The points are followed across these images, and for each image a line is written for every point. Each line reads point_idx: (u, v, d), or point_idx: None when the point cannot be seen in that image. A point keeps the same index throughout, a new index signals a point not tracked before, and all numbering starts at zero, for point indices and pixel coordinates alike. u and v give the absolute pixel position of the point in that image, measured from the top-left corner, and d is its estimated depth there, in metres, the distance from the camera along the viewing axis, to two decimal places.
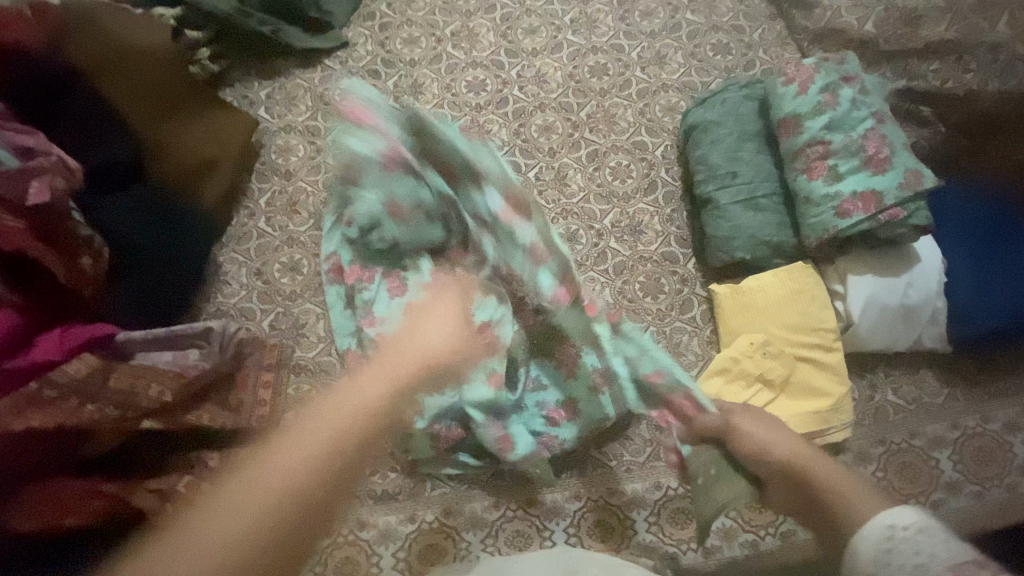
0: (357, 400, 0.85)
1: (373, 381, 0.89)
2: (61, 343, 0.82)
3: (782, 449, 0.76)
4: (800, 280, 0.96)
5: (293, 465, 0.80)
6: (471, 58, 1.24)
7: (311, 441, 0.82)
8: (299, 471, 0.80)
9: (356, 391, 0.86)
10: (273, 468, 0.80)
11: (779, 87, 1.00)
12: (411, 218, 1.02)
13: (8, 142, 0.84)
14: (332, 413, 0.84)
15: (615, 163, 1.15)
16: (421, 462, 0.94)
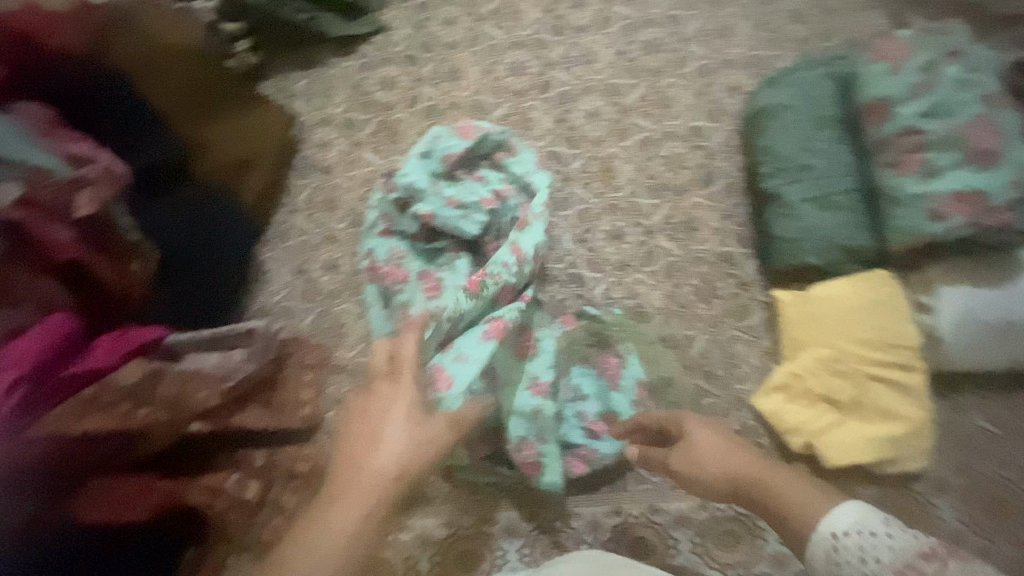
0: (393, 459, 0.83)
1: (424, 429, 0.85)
2: (115, 348, 0.85)
3: (718, 465, 0.74)
4: (876, 290, 0.86)
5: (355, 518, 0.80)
6: (513, 37, 1.15)
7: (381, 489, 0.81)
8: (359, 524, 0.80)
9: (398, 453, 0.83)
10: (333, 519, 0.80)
11: (866, 66, 0.87)
12: (451, 216, 0.98)
13: (56, 147, 0.86)
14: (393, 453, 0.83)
15: (668, 151, 1.05)
16: (460, 467, 0.92)
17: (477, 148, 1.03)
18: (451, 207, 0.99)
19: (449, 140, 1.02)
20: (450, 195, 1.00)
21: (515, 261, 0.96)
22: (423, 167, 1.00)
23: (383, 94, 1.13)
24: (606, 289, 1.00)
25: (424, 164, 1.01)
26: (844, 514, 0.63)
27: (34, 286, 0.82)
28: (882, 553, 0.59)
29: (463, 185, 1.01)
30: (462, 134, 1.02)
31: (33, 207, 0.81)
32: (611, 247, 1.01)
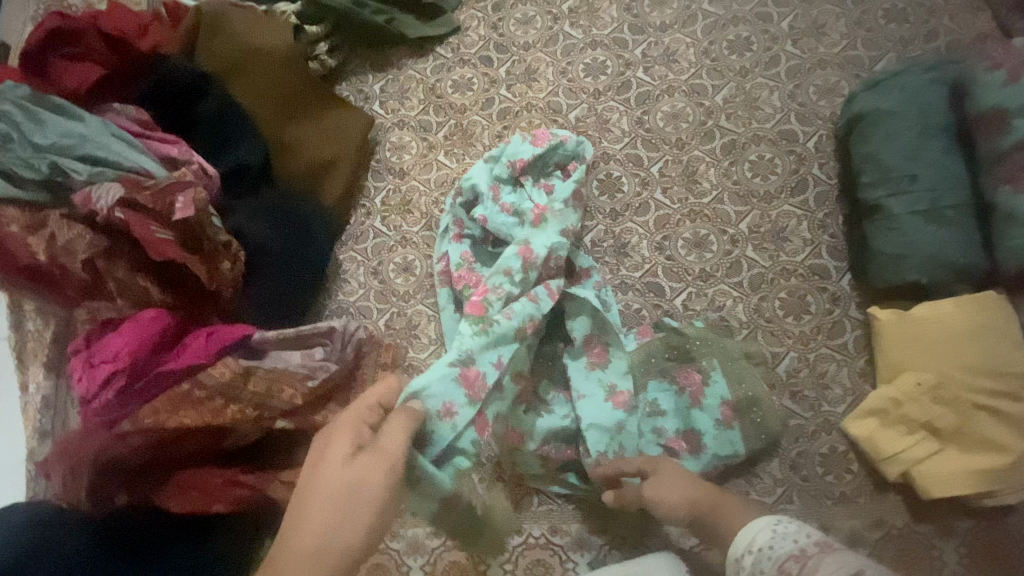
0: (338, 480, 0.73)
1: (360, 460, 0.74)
2: (207, 346, 0.87)
3: (679, 493, 0.80)
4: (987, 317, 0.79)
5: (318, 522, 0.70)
6: (591, 36, 1.12)
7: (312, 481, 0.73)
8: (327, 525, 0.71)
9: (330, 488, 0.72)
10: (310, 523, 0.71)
11: (981, 73, 0.82)
12: (505, 223, 0.98)
13: (153, 150, 0.91)
14: (371, 460, 0.75)
15: (755, 156, 1.01)
16: (531, 476, 0.92)
17: (546, 154, 1.01)
18: (505, 213, 0.99)
19: (518, 146, 1.01)
20: (507, 201, 1.00)
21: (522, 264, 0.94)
22: (485, 171, 1.03)
23: (458, 95, 1.12)
24: (685, 299, 0.97)
25: (485, 169, 1.03)
26: (744, 534, 0.73)
27: (131, 282, 0.87)
28: (767, 563, 0.69)
29: (524, 192, 1.00)
30: (533, 142, 1.01)
31: (135, 211, 0.84)
32: (692, 255, 0.98)
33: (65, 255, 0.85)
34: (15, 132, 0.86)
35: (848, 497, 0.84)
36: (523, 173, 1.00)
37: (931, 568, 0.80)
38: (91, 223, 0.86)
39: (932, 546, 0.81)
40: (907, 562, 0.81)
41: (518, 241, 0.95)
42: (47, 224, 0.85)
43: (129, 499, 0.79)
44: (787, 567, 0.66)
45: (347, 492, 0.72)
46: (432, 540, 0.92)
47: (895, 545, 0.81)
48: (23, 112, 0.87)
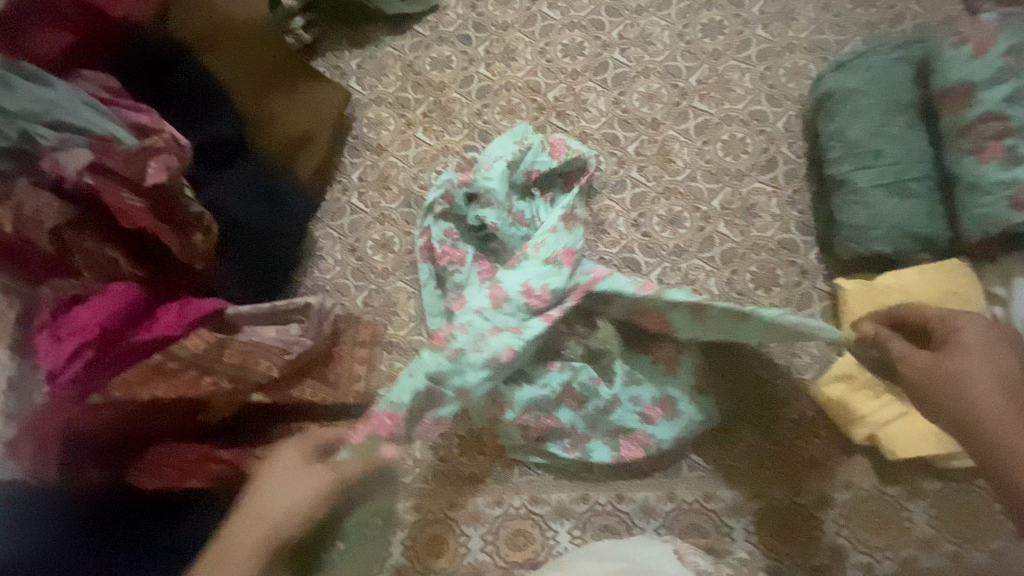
0: (297, 483, 0.68)
1: (316, 471, 0.70)
2: (181, 318, 0.85)
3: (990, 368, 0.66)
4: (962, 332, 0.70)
5: (275, 519, 0.66)
6: (569, 18, 1.14)
7: (312, 483, 0.69)
8: (291, 519, 0.67)
9: (292, 487, 0.68)
10: (235, 543, 0.65)
11: (947, 49, 0.83)
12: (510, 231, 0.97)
13: (123, 118, 0.88)
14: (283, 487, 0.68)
15: (727, 136, 1.04)
16: (512, 446, 0.92)
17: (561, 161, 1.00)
18: (517, 225, 0.97)
19: (541, 153, 1.00)
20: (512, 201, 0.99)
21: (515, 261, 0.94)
22: (498, 153, 0.99)
23: (437, 73, 1.12)
24: (661, 274, 0.99)
25: (498, 153, 0.99)
26: None
27: (98, 253, 0.84)
28: None
29: (533, 204, 1.00)
30: (552, 153, 1.00)
31: (104, 175, 0.81)
32: (667, 232, 1.00)
33: (31, 227, 0.81)
34: None
35: (817, 460, 0.88)
36: (533, 177, 0.99)
37: (896, 526, 0.84)
38: (58, 190, 0.83)
39: (898, 508, 0.85)
40: (873, 521, 0.84)
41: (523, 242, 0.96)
42: (13, 193, 0.82)
43: (100, 475, 0.78)
44: None
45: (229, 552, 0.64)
46: (412, 515, 0.92)
47: (863, 506, 0.85)
48: None
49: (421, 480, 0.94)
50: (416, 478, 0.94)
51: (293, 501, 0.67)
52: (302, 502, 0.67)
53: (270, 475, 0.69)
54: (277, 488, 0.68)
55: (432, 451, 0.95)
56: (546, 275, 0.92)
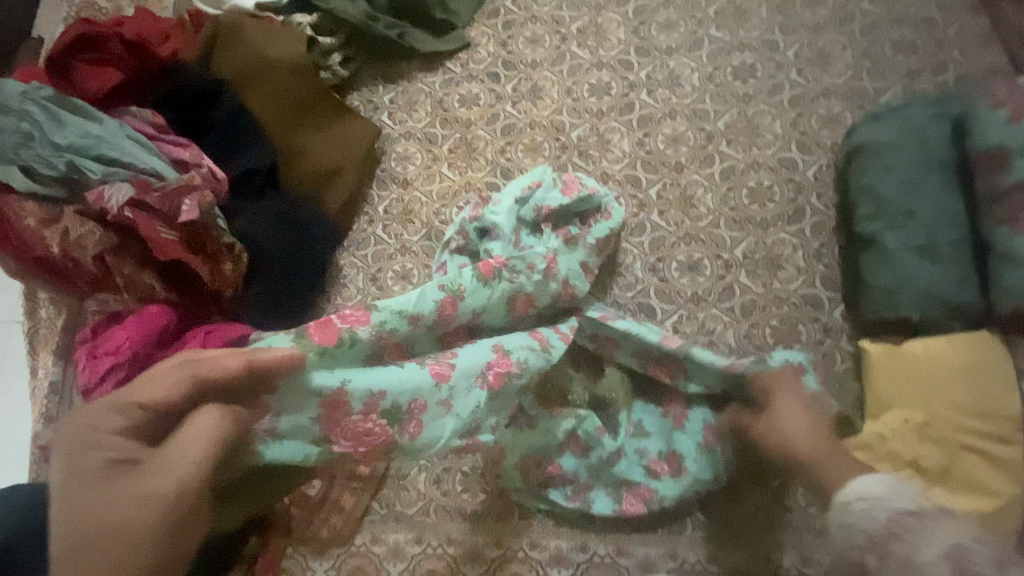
0: (116, 498, 0.59)
1: (152, 473, 0.60)
2: (205, 343, 0.89)
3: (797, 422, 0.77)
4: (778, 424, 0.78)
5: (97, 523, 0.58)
6: (597, 57, 1.15)
7: (157, 487, 0.60)
8: (124, 541, 0.57)
9: (123, 492, 0.59)
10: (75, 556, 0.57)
11: (982, 112, 0.80)
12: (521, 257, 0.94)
13: (166, 152, 0.95)
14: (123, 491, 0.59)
15: (753, 182, 1.01)
16: (517, 494, 0.91)
17: (579, 199, 1.00)
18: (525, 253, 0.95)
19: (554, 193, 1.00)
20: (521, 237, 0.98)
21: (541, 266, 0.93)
22: (514, 189, 1.01)
23: (464, 110, 1.15)
24: (676, 322, 0.98)
25: (516, 188, 1.01)
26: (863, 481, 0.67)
27: (137, 279, 0.90)
28: (881, 515, 0.63)
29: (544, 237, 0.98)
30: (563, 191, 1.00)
31: (144, 212, 0.87)
32: (685, 278, 0.99)
33: (77, 251, 0.88)
34: (36, 131, 0.88)
35: None
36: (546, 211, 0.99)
37: None
38: (102, 220, 0.89)
39: None
40: None
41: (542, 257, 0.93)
42: (60, 219, 0.88)
43: None
44: (902, 523, 0.61)
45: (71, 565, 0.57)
46: (413, 548, 0.94)
47: None
48: (45, 112, 0.90)
49: (423, 513, 0.96)
50: (419, 511, 0.96)
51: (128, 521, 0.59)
52: (144, 511, 0.58)
53: (95, 461, 0.61)
54: (116, 495, 0.59)
55: (436, 485, 0.97)
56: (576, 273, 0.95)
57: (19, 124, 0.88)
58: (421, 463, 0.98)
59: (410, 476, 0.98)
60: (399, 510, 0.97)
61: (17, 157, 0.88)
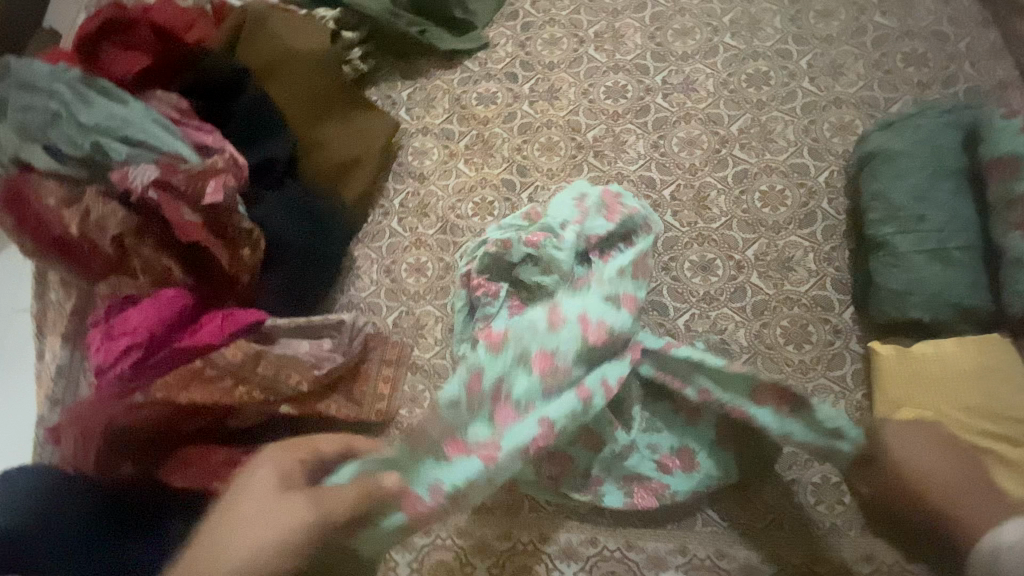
0: (262, 527, 0.66)
1: (291, 500, 0.68)
2: (222, 327, 0.90)
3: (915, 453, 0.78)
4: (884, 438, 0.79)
5: (258, 542, 0.65)
6: (614, 61, 1.17)
7: (288, 522, 0.66)
8: (268, 546, 0.65)
9: (262, 519, 0.67)
10: (236, 546, 0.65)
11: (997, 119, 0.83)
12: (536, 317, 0.92)
13: (189, 137, 0.96)
14: (288, 499, 0.69)
15: (766, 186, 1.03)
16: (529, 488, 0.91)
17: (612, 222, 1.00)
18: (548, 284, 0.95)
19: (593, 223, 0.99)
20: (553, 258, 0.96)
21: (552, 323, 0.91)
22: (558, 206, 1.00)
23: (482, 107, 1.17)
24: (688, 320, 0.99)
25: (557, 205, 1.00)
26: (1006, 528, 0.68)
27: (155, 261, 0.90)
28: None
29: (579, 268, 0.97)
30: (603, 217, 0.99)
31: (167, 192, 0.88)
32: (698, 278, 1.00)
33: (96, 232, 0.88)
34: (63, 110, 0.89)
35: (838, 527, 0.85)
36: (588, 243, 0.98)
37: None
38: (124, 201, 0.89)
39: None
40: None
41: (550, 313, 0.91)
42: (82, 199, 0.88)
43: (132, 469, 0.82)
44: None
45: (215, 559, 0.64)
46: (422, 538, 0.93)
47: None
48: (73, 92, 0.91)
49: None
50: None
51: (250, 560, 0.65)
52: (293, 528, 0.66)
53: (248, 480, 0.71)
54: (272, 510, 0.67)
55: None
56: (604, 312, 0.92)
57: (47, 103, 0.89)
58: None
59: None
60: None
61: (45, 136, 0.89)
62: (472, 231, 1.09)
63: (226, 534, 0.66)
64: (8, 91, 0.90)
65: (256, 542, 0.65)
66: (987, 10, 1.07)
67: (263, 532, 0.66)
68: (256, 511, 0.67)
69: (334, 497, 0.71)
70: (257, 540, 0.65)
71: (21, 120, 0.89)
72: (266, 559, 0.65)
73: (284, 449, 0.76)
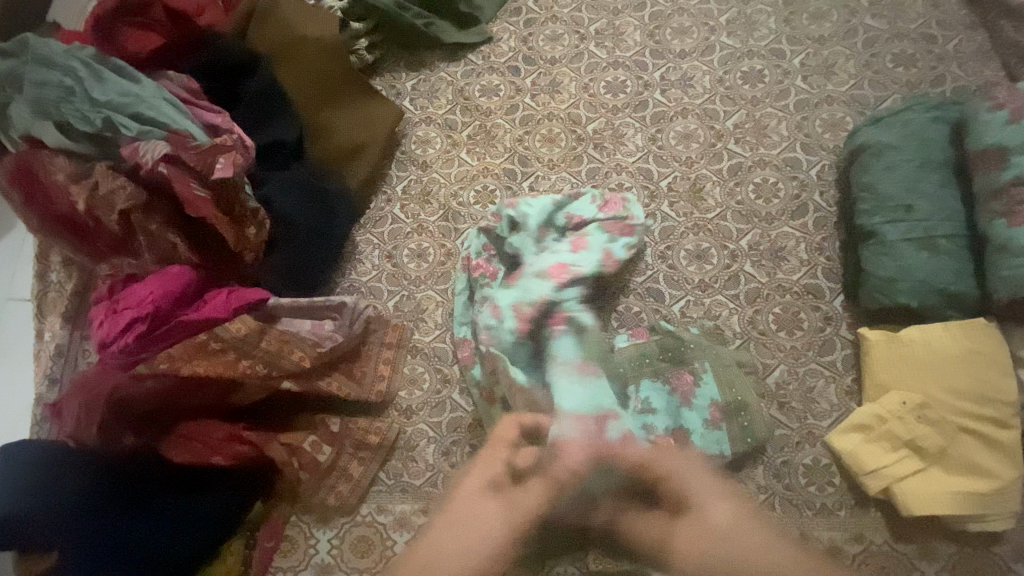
0: (475, 518, 0.83)
1: (493, 504, 0.84)
2: (228, 303, 0.90)
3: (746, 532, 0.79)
4: (707, 533, 0.79)
5: (493, 527, 0.83)
6: (614, 57, 1.20)
7: (502, 511, 0.84)
8: (497, 533, 0.83)
9: (474, 507, 0.85)
10: (472, 522, 0.83)
11: (983, 113, 0.86)
12: (505, 313, 0.96)
13: (199, 118, 0.98)
14: (502, 500, 0.85)
15: (760, 179, 1.07)
16: None
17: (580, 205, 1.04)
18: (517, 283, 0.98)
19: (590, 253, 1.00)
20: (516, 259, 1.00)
21: (518, 318, 0.96)
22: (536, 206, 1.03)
23: (485, 99, 1.19)
24: (683, 307, 1.01)
25: (534, 207, 1.02)
26: None
27: (161, 236, 0.91)
28: None
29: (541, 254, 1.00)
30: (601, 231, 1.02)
31: (178, 168, 0.89)
32: (693, 266, 1.03)
33: (104, 208, 0.89)
34: (76, 86, 0.91)
35: (829, 508, 0.86)
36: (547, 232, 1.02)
37: None
38: (133, 175, 0.91)
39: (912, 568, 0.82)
40: None
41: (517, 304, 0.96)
42: (92, 174, 0.90)
43: (134, 441, 0.85)
44: None
45: (473, 522, 0.83)
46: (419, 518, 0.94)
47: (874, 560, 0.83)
48: (87, 69, 0.92)
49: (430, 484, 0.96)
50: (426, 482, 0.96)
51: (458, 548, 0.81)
52: (507, 517, 0.84)
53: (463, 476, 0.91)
54: (489, 502, 0.85)
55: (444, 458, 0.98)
56: (571, 285, 0.97)
57: (61, 79, 0.90)
58: (430, 436, 0.99)
59: (419, 448, 0.98)
60: (406, 481, 0.97)
61: (56, 112, 0.90)
62: (474, 218, 1.11)
63: (474, 510, 0.84)
64: (23, 66, 0.91)
65: (479, 538, 0.82)
66: (974, 14, 1.11)
67: (494, 513, 0.84)
68: (474, 493, 0.87)
69: (561, 469, 0.86)
70: (495, 517, 0.83)
71: (33, 94, 0.90)
72: (499, 543, 0.82)
73: (461, 471, 0.93)
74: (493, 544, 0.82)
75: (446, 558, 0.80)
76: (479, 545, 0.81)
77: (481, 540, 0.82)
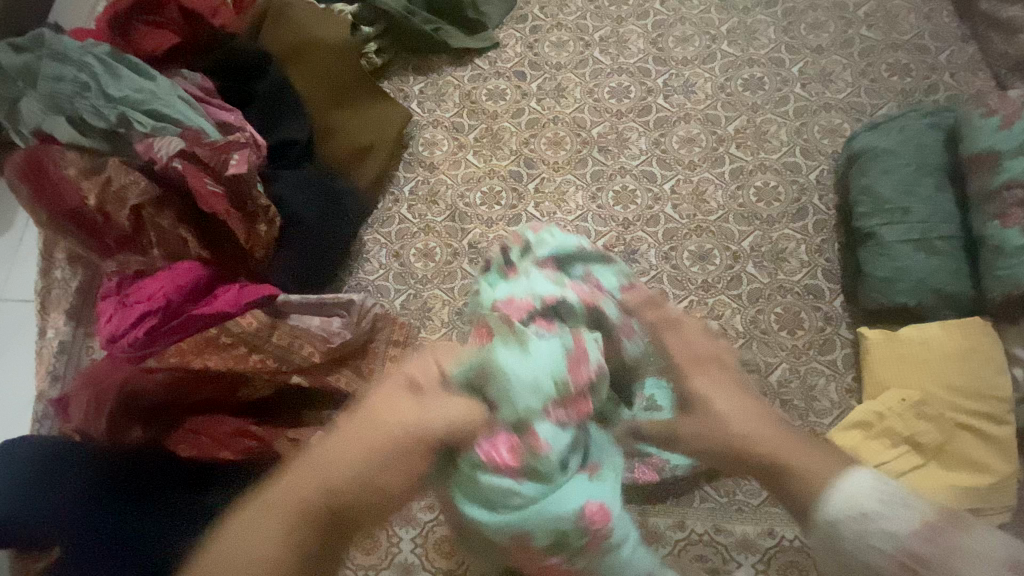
0: (393, 413, 0.62)
1: (409, 402, 0.63)
2: (238, 297, 0.91)
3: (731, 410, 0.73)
4: (712, 411, 0.73)
5: (388, 430, 0.60)
6: (618, 64, 1.23)
7: (429, 419, 0.63)
8: (381, 455, 0.58)
9: (390, 413, 0.62)
10: (348, 442, 0.58)
11: (976, 119, 0.90)
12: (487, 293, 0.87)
13: (212, 116, 1.00)
14: (409, 403, 0.64)
15: (761, 183, 1.09)
16: None
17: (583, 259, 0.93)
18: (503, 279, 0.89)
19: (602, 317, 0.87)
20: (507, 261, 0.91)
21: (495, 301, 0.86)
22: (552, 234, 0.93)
23: (492, 103, 1.22)
24: (687, 306, 1.03)
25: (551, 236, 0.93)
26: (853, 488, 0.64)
27: (171, 232, 0.91)
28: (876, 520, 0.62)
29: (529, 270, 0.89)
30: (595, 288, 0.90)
31: (192, 162, 0.91)
32: (696, 267, 1.04)
33: (115, 203, 0.89)
34: (92, 82, 0.93)
35: None
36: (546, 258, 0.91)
37: None
38: (147, 171, 0.92)
39: None
40: None
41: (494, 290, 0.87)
42: (105, 169, 0.90)
43: (143, 434, 0.85)
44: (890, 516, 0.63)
45: (375, 421, 0.61)
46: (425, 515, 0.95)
47: None
48: (102, 66, 0.95)
49: None
50: None
51: (347, 460, 0.57)
52: (427, 428, 0.63)
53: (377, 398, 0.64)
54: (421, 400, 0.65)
55: None
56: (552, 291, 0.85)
57: (76, 74, 0.92)
58: None
59: None
60: None
61: (71, 107, 0.92)
62: (480, 218, 1.13)
63: (344, 444, 0.58)
64: (39, 61, 0.93)
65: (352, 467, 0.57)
66: (966, 26, 1.15)
67: (404, 413, 0.62)
68: (381, 402, 0.64)
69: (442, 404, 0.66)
70: (370, 450, 0.58)
71: (49, 89, 0.92)
72: (382, 457, 0.58)
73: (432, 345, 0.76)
74: (357, 463, 0.57)
75: (335, 455, 0.57)
76: (342, 470, 0.56)
77: (328, 476, 0.56)
